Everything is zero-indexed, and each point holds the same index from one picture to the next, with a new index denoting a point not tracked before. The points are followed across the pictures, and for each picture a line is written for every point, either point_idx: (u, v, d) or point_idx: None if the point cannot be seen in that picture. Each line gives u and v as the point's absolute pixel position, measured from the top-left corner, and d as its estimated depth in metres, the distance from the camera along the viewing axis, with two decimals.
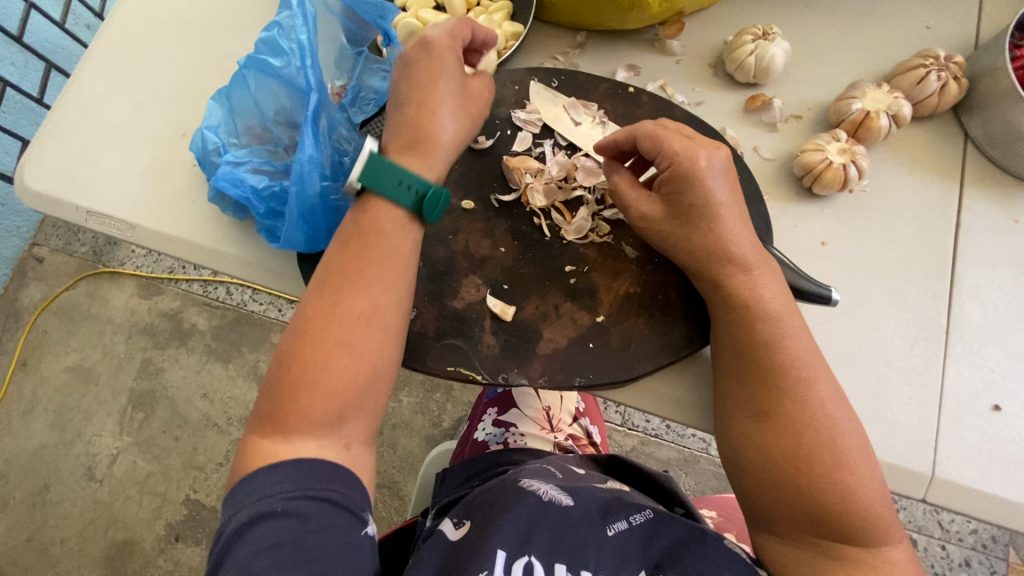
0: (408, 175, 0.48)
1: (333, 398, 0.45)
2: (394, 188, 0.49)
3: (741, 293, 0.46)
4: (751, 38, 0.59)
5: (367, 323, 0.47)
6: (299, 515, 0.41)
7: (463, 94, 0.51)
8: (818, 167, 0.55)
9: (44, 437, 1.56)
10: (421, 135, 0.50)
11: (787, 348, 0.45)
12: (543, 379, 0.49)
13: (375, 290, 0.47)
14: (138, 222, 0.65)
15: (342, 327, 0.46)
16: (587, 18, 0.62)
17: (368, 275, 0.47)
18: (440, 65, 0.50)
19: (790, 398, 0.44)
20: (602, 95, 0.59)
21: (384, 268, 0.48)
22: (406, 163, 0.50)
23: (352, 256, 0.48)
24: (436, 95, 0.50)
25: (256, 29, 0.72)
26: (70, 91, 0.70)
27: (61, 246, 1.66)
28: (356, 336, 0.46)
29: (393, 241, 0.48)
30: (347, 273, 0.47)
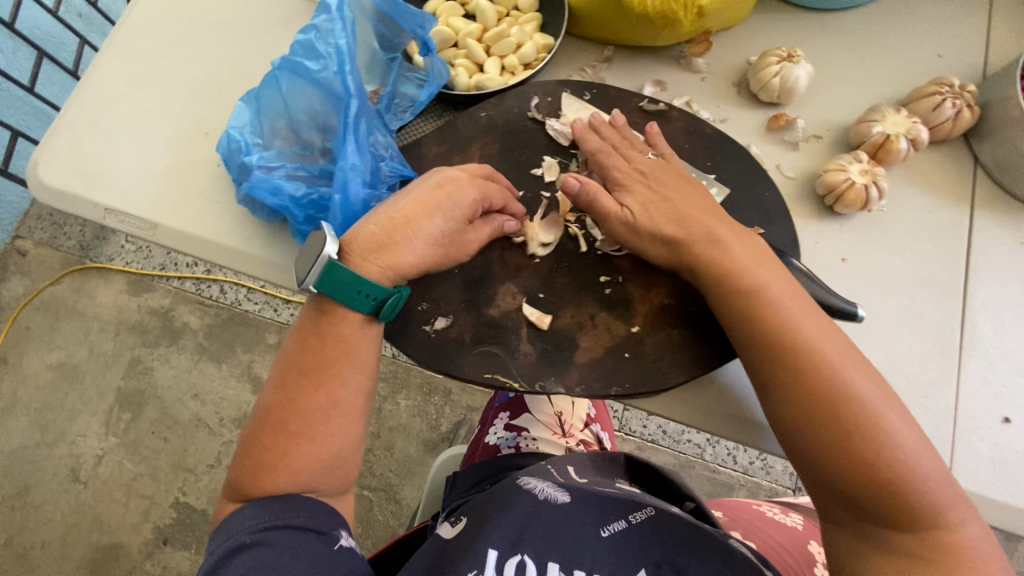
0: (365, 285, 0.48)
1: (313, 450, 0.50)
2: (352, 296, 0.49)
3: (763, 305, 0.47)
4: (776, 60, 0.61)
5: (324, 416, 0.50)
6: (270, 543, 0.45)
7: (444, 231, 0.50)
8: (840, 187, 0.57)
9: (26, 437, 1.51)
10: (386, 244, 0.49)
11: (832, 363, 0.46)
12: (580, 388, 0.50)
13: (332, 388, 0.50)
14: (159, 221, 0.64)
15: (299, 419, 0.50)
16: (617, 33, 0.63)
17: (325, 375, 0.50)
18: (450, 190, 0.51)
19: (845, 417, 0.45)
20: (634, 109, 0.60)
21: (335, 353, 0.50)
22: (368, 269, 0.49)
23: (305, 355, 0.50)
24: (422, 219, 0.50)
25: (280, 28, 0.71)
26: (87, 85, 0.69)
27: (46, 239, 1.62)
28: (313, 426, 0.50)
29: (351, 344, 0.50)
30: (322, 343, 0.50)
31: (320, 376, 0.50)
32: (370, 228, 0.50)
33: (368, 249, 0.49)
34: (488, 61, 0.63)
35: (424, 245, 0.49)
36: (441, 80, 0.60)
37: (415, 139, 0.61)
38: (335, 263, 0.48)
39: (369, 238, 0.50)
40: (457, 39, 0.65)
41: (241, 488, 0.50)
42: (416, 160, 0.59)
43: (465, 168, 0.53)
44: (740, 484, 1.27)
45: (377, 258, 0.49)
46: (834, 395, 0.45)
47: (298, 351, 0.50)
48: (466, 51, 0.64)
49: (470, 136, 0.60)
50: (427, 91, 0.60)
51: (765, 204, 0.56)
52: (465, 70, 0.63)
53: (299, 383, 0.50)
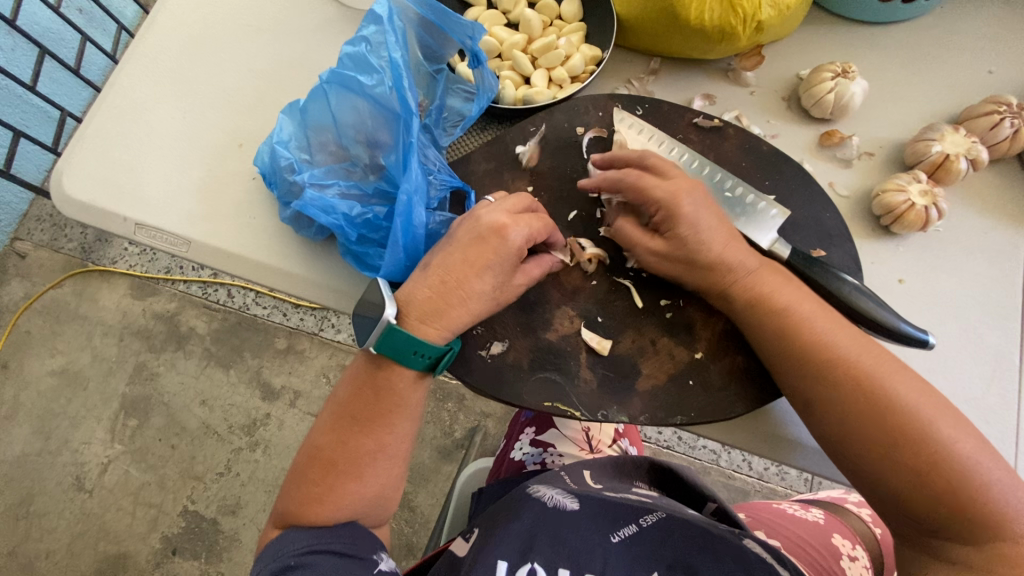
0: (421, 346, 0.47)
1: (359, 489, 0.50)
2: (407, 355, 0.48)
3: (819, 335, 0.46)
4: (831, 75, 0.60)
5: (371, 460, 0.50)
6: (309, 565, 0.45)
7: (496, 284, 0.48)
8: (900, 209, 0.56)
9: (28, 444, 1.48)
10: (440, 310, 0.47)
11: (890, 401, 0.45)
12: (643, 417, 0.49)
13: (382, 434, 0.49)
14: (194, 237, 0.61)
15: (347, 459, 0.49)
16: (667, 46, 0.62)
17: (376, 422, 0.49)
18: (495, 242, 0.47)
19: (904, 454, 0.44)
20: (687, 125, 0.59)
21: (387, 403, 0.49)
22: (425, 332, 0.47)
23: (357, 400, 0.49)
24: (472, 277, 0.47)
25: (312, 34, 0.69)
26: (112, 94, 0.67)
27: (46, 241, 1.57)
28: (360, 469, 0.49)
29: (403, 396, 0.49)
30: (374, 394, 0.49)
31: (372, 423, 0.49)
32: (420, 294, 0.47)
33: (421, 316, 0.47)
34: (535, 73, 0.62)
35: (481, 302, 0.48)
36: (490, 94, 0.59)
37: (462, 155, 0.60)
38: (393, 327, 0.46)
39: (424, 301, 0.48)
40: (502, 50, 0.63)
41: (287, 513, 0.50)
42: (465, 177, 0.57)
43: (507, 208, 0.49)
44: (756, 490, 1.25)
45: (432, 324, 0.47)
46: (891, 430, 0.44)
47: (350, 398, 0.50)
48: (512, 62, 0.63)
49: (521, 151, 0.58)
50: (478, 106, 0.58)
51: (825, 225, 0.55)
52: (512, 82, 0.62)
53: (349, 428, 0.50)
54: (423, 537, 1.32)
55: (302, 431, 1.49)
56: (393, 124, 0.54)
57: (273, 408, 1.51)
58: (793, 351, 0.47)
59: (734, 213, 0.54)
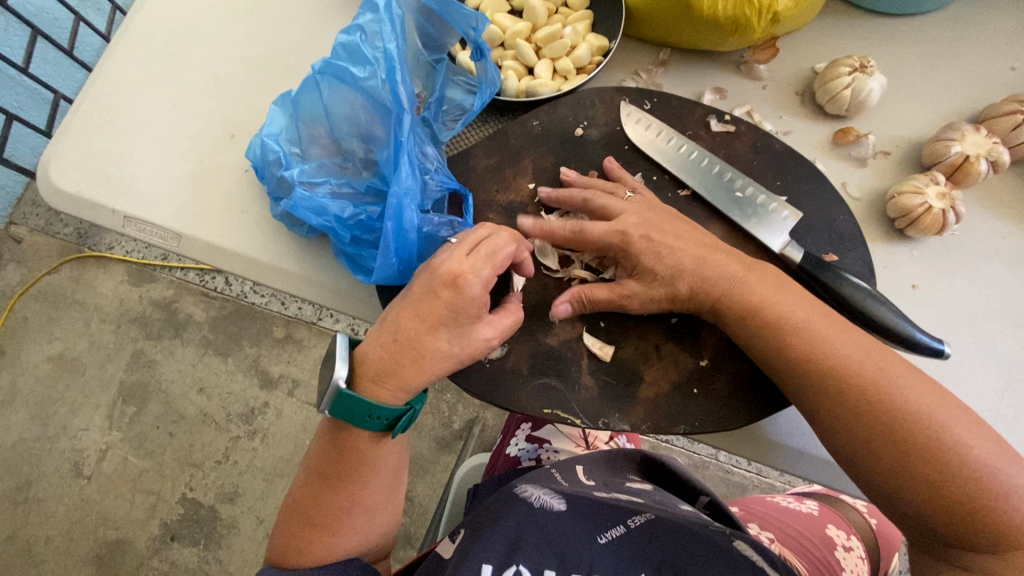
0: (375, 409, 0.45)
1: (336, 540, 0.52)
2: (363, 419, 0.46)
3: (855, 374, 0.43)
4: (849, 70, 0.57)
5: (348, 511, 0.52)
6: None
7: (455, 340, 0.45)
8: (916, 212, 0.54)
9: (26, 430, 1.48)
10: (394, 370, 0.45)
11: (911, 411, 0.42)
12: (646, 426, 0.48)
13: (354, 488, 0.52)
14: (186, 232, 0.60)
15: (322, 513, 0.52)
16: (676, 36, 0.59)
17: (347, 477, 0.52)
18: (451, 296, 0.44)
19: (931, 464, 0.41)
20: (697, 121, 0.56)
21: (356, 461, 0.52)
22: (381, 393, 0.46)
23: (327, 458, 0.52)
24: (427, 335, 0.44)
25: (307, 19, 0.67)
26: (100, 79, 0.64)
27: (42, 226, 1.55)
28: (336, 522, 0.52)
29: (372, 452, 0.52)
30: (343, 452, 0.51)
31: (344, 479, 0.52)
32: (375, 351, 0.46)
33: (374, 376, 0.46)
34: (539, 63, 0.60)
35: (443, 360, 0.45)
36: (493, 88, 0.56)
37: (460, 151, 0.58)
38: (344, 392, 0.45)
39: (378, 362, 0.45)
40: (505, 39, 0.61)
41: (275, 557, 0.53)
42: (464, 174, 0.55)
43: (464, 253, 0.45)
44: (754, 485, 1.23)
45: (385, 385, 0.46)
46: (912, 442, 0.41)
47: (321, 455, 0.52)
48: (515, 52, 0.60)
49: (522, 147, 0.56)
50: (481, 100, 0.55)
51: (838, 229, 0.53)
52: (514, 73, 0.60)
53: (324, 482, 0.52)
54: (420, 528, 1.32)
55: (300, 421, 1.48)
56: (388, 118, 0.51)
57: (271, 397, 1.50)
58: (805, 371, 0.44)
59: (744, 214, 0.52)
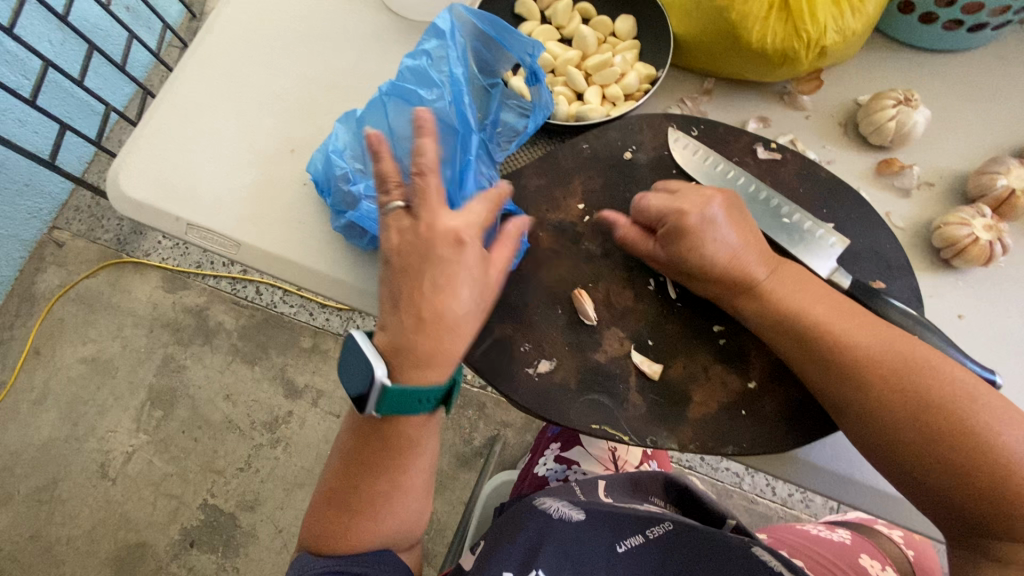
0: (422, 393, 0.47)
1: (373, 527, 0.54)
2: (412, 406, 0.48)
3: (874, 367, 0.44)
4: (893, 103, 0.59)
5: (387, 500, 0.53)
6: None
7: (454, 298, 0.46)
8: (963, 242, 0.54)
9: (56, 430, 1.51)
10: (436, 352, 0.46)
11: (934, 403, 0.43)
12: (694, 445, 0.48)
13: (394, 475, 0.53)
14: (245, 240, 0.62)
15: (361, 500, 0.53)
16: (722, 66, 0.61)
17: (386, 465, 0.53)
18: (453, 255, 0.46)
19: (961, 454, 0.41)
20: (744, 148, 0.58)
21: (398, 452, 0.52)
22: (423, 378, 0.47)
23: (366, 447, 0.52)
24: (433, 301, 0.46)
25: (366, 42, 0.70)
26: (171, 95, 0.68)
27: (83, 231, 1.61)
28: (372, 509, 0.53)
29: (412, 438, 0.52)
30: (385, 442, 0.52)
31: (382, 467, 0.52)
32: (408, 344, 0.46)
33: (414, 364, 0.46)
34: (589, 89, 0.62)
35: (454, 321, 0.47)
36: (547, 111, 0.58)
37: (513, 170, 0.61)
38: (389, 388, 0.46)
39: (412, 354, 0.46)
40: (555, 66, 0.64)
41: (311, 542, 0.54)
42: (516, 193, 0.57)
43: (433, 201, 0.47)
44: (779, 515, 1.21)
45: (430, 368, 0.47)
46: (939, 433, 0.42)
47: (360, 444, 0.53)
48: (565, 78, 0.63)
49: (572, 169, 0.58)
50: (535, 122, 0.58)
51: (885, 257, 0.54)
52: (564, 98, 0.62)
53: (362, 469, 0.53)
54: (439, 545, 1.32)
55: (323, 430, 1.50)
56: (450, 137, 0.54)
57: (295, 406, 1.52)
58: (827, 365, 0.46)
59: (790, 240, 0.53)
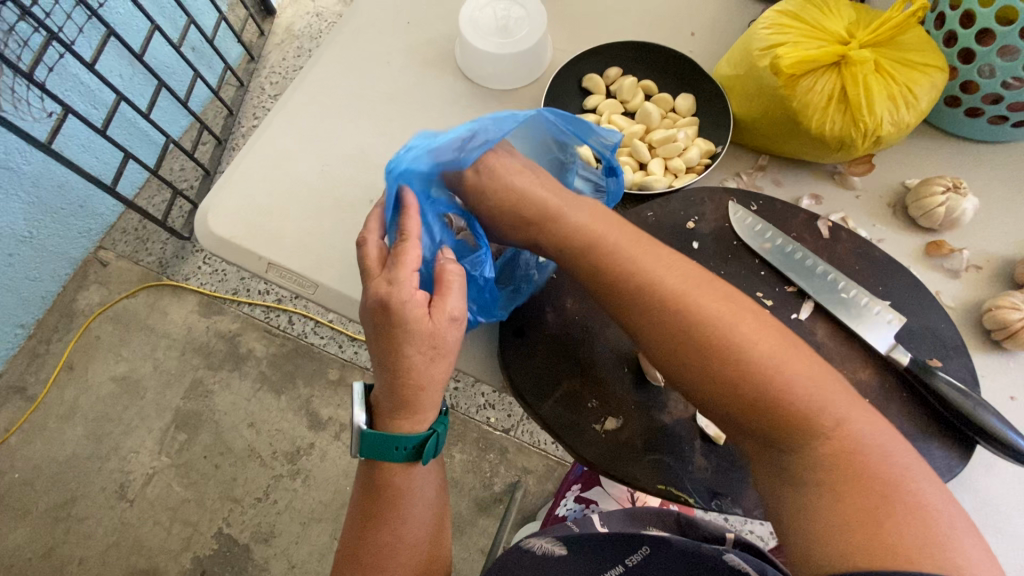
0: (398, 439, 0.52)
1: None
2: (389, 451, 0.53)
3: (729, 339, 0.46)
4: (943, 190, 0.62)
5: (391, 552, 0.54)
6: None
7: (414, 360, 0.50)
8: (1015, 327, 0.57)
9: (80, 446, 1.52)
10: (406, 402, 0.52)
11: (749, 349, 0.46)
12: (758, 511, 0.50)
13: (393, 526, 0.55)
14: (323, 282, 0.67)
15: (368, 556, 0.54)
16: (779, 147, 0.66)
17: (387, 516, 0.55)
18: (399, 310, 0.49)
19: (769, 400, 0.44)
20: (800, 224, 0.62)
21: (392, 501, 0.55)
22: (401, 427, 0.53)
23: (366, 499, 0.56)
24: (396, 358, 0.50)
25: (442, 105, 0.76)
26: (262, 143, 0.73)
27: (128, 252, 1.66)
28: (380, 561, 0.54)
29: (402, 480, 0.55)
30: (377, 492, 0.55)
31: (382, 518, 0.55)
32: (382, 397, 0.53)
33: (392, 415, 0.53)
34: (652, 160, 0.67)
35: (424, 373, 0.51)
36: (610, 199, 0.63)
37: None
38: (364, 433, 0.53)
39: (387, 403, 0.53)
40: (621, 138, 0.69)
41: None
42: None
43: (370, 263, 0.52)
44: None
45: (402, 418, 0.53)
46: (754, 375, 0.44)
47: (361, 499, 0.56)
48: (630, 149, 0.68)
49: None
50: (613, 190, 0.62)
51: (940, 336, 0.56)
52: (630, 167, 0.67)
53: (365, 524, 0.55)
54: None
55: (343, 465, 1.50)
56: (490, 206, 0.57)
57: (318, 438, 1.53)
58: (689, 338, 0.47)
59: (849, 314, 0.56)
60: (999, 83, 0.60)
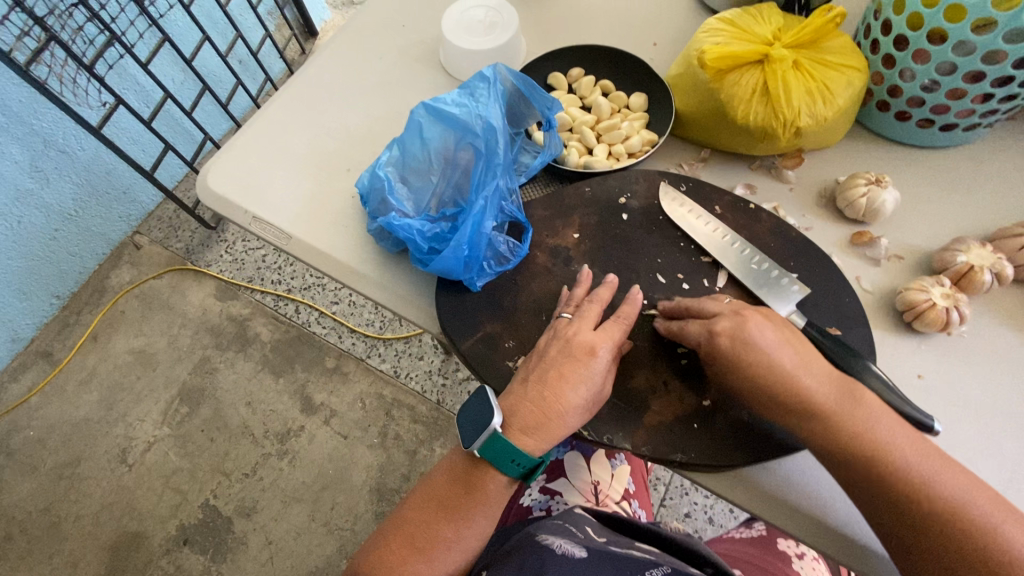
0: (519, 456, 0.54)
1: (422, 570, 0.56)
2: (506, 462, 0.55)
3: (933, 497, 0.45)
4: (864, 183, 0.66)
5: (446, 547, 0.56)
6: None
7: (589, 398, 0.54)
8: (921, 307, 0.59)
9: (92, 410, 1.63)
10: (547, 426, 0.54)
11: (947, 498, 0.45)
12: (646, 448, 0.55)
13: (461, 525, 0.57)
14: (296, 234, 0.75)
15: (425, 539, 0.57)
16: (715, 139, 0.71)
17: (461, 512, 0.57)
18: (587, 361, 0.55)
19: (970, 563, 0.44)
20: (726, 205, 0.66)
21: (476, 510, 0.57)
22: (525, 442, 0.54)
23: (450, 488, 0.58)
24: (567, 391, 0.54)
25: (424, 94, 0.85)
26: (263, 116, 0.83)
27: (160, 238, 1.81)
28: (432, 551, 0.56)
29: (488, 492, 0.57)
30: (467, 488, 0.58)
31: (456, 513, 0.57)
32: (525, 405, 0.55)
33: (522, 426, 0.54)
34: (598, 146, 0.74)
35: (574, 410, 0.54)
36: (553, 152, 0.71)
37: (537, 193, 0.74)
38: (497, 436, 0.54)
39: (526, 416, 0.54)
40: (572, 126, 0.76)
41: (371, 556, 0.58)
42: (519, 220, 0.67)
43: (588, 314, 0.58)
44: None
45: (533, 437, 0.54)
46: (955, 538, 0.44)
47: (447, 486, 0.58)
48: (579, 136, 0.75)
49: (574, 206, 0.68)
50: (540, 160, 0.70)
51: (844, 308, 0.60)
52: (577, 151, 0.74)
53: (437, 512, 0.58)
54: None
55: (330, 449, 1.56)
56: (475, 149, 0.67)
57: (308, 422, 1.59)
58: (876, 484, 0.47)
59: (757, 283, 0.61)
60: (919, 86, 0.65)
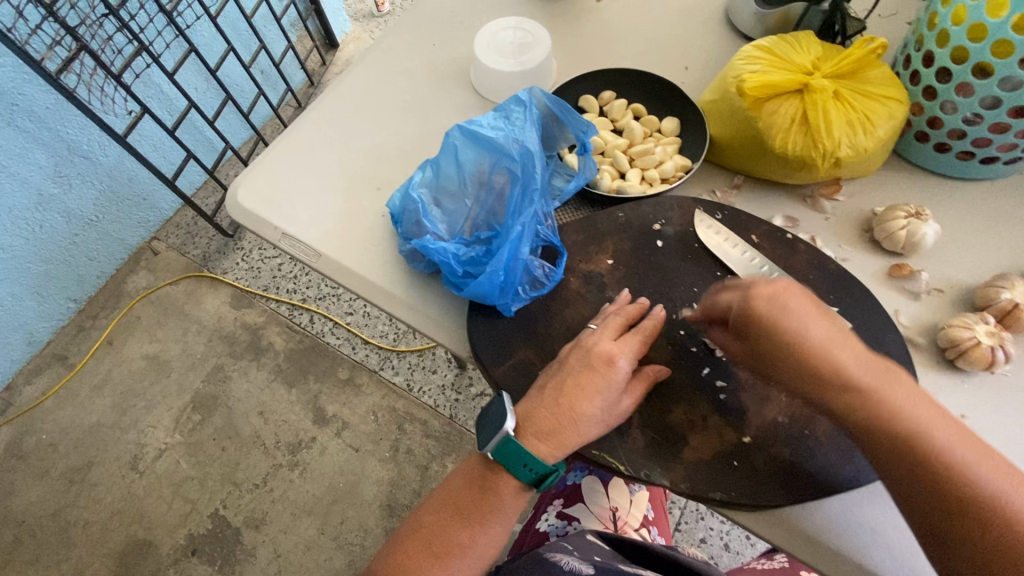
0: (531, 460, 0.54)
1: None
2: (517, 466, 0.55)
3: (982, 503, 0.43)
4: (905, 216, 0.65)
5: (461, 553, 0.55)
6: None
7: (605, 408, 0.54)
8: (966, 344, 0.58)
9: (105, 416, 1.63)
10: (560, 433, 0.54)
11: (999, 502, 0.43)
12: (684, 485, 0.54)
13: (477, 530, 0.56)
14: (326, 252, 0.74)
15: (441, 544, 0.56)
16: (750, 167, 0.71)
17: (477, 517, 0.56)
18: (605, 371, 0.54)
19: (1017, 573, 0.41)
20: (762, 233, 0.66)
21: (491, 515, 0.56)
22: (539, 449, 0.54)
23: (466, 492, 0.57)
24: (583, 400, 0.54)
25: (454, 114, 0.85)
26: (294, 133, 0.84)
27: (177, 244, 1.82)
28: (448, 557, 0.55)
29: (505, 502, 0.56)
30: (482, 493, 0.57)
31: (471, 518, 0.56)
32: (541, 410, 0.55)
33: (535, 432, 0.54)
34: (631, 171, 0.73)
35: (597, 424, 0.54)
36: (587, 176, 0.71)
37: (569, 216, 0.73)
38: (510, 439, 0.54)
39: (540, 422, 0.54)
40: (605, 150, 0.75)
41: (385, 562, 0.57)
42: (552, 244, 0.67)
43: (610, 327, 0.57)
44: None
45: (544, 443, 0.54)
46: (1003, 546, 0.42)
47: (461, 490, 0.58)
48: (612, 160, 0.75)
49: (607, 231, 0.67)
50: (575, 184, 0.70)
51: (885, 343, 0.59)
52: (610, 176, 0.73)
53: (452, 516, 0.57)
54: None
55: (340, 462, 1.55)
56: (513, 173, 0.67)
57: (320, 433, 1.58)
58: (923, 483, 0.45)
59: None
60: (961, 119, 0.64)
